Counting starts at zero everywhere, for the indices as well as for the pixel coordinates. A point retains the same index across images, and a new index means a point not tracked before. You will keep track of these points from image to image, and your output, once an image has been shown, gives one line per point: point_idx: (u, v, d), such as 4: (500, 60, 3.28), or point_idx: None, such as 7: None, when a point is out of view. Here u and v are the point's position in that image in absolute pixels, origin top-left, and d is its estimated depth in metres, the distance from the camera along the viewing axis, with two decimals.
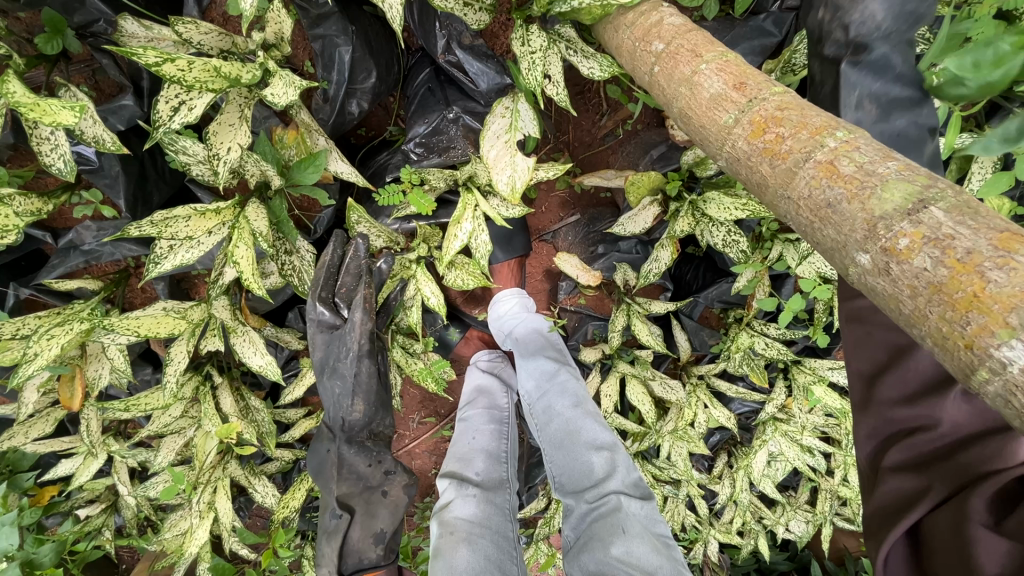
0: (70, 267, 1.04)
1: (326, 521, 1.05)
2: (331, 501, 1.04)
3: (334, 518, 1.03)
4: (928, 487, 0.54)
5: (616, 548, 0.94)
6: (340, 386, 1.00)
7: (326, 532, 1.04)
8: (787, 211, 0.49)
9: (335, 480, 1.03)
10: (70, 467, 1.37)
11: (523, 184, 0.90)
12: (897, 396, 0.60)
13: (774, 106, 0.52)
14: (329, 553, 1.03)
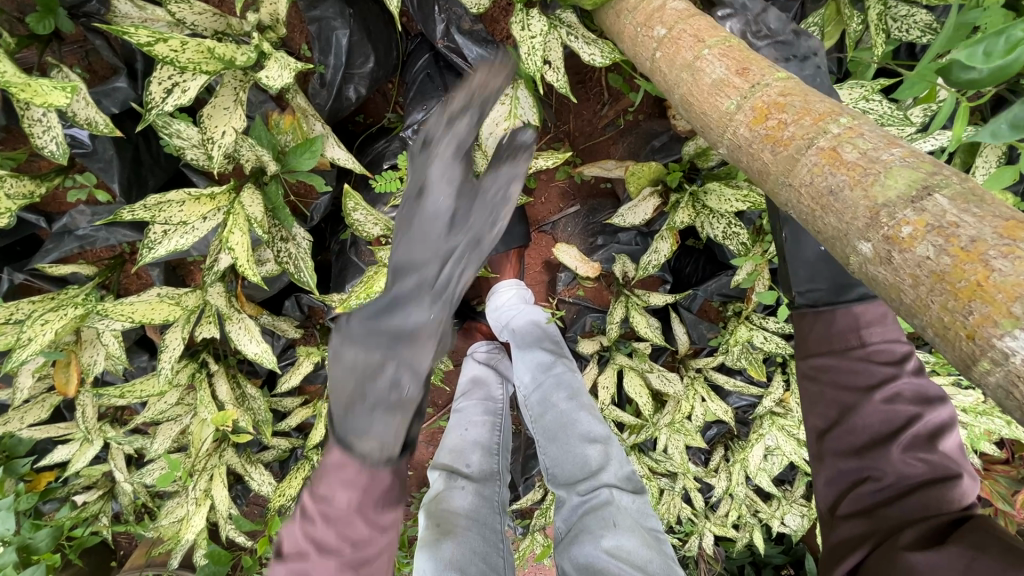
0: (64, 252, 1.03)
1: (362, 395, 0.62)
2: (392, 382, 0.63)
3: (389, 390, 0.63)
4: (874, 530, 0.61)
5: (607, 541, 0.94)
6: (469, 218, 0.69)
7: (372, 415, 0.62)
8: (788, 199, 0.48)
9: (420, 351, 0.65)
10: (67, 453, 1.38)
11: None
12: (846, 448, 0.69)
13: (778, 92, 0.50)
14: (366, 451, 0.63)
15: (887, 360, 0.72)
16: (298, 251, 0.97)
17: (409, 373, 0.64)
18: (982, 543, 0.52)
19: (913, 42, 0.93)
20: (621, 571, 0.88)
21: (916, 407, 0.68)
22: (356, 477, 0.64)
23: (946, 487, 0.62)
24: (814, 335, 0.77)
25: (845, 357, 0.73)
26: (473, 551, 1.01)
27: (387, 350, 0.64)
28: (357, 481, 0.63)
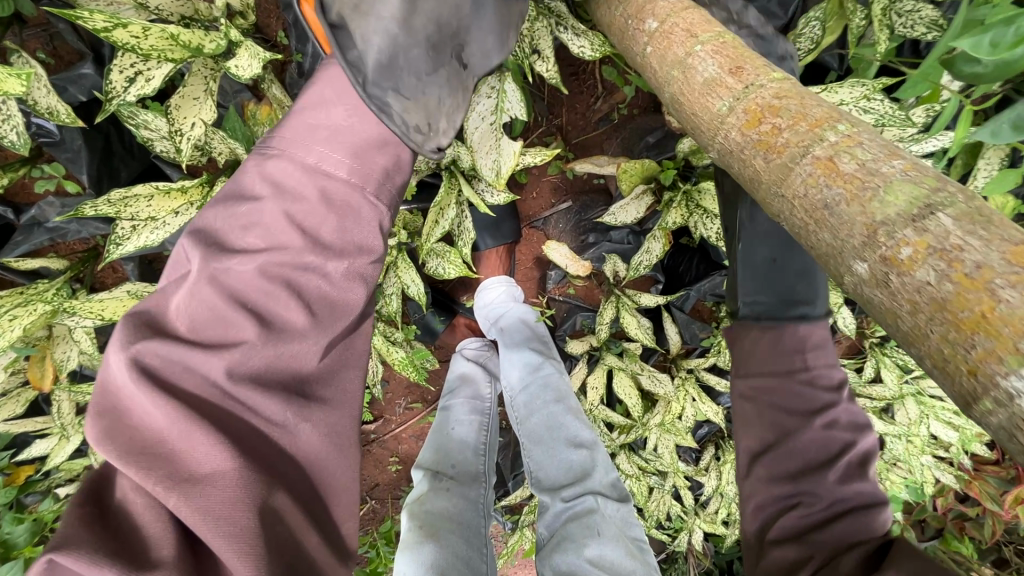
0: (34, 244, 0.99)
1: (426, 27, 0.60)
2: (461, 38, 0.64)
3: (450, 51, 0.64)
4: (810, 555, 0.66)
5: (590, 550, 0.92)
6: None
7: (430, 77, 0.62)
8: (780, 211, 0.45)
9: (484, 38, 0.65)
10: (45, 448, 1.35)
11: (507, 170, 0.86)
12: (781, 469, 0.74)
13: (772, 94, 0.47)
14: (406, 117, 0.61)
15: (827, 386, 0.77)
16: None
17: (471, 46, 0.66)
18: (917, 568, 0.55)
19: (919, 38, 0.89)
20: None
21: (850, 435, 0.74)
22: (377, 164, 0.63)
23: (868, 512, 0.68)
24: (758, 358, 0.79)
25: (788, 380, 0.76)
26: (455, 555, 0.99)
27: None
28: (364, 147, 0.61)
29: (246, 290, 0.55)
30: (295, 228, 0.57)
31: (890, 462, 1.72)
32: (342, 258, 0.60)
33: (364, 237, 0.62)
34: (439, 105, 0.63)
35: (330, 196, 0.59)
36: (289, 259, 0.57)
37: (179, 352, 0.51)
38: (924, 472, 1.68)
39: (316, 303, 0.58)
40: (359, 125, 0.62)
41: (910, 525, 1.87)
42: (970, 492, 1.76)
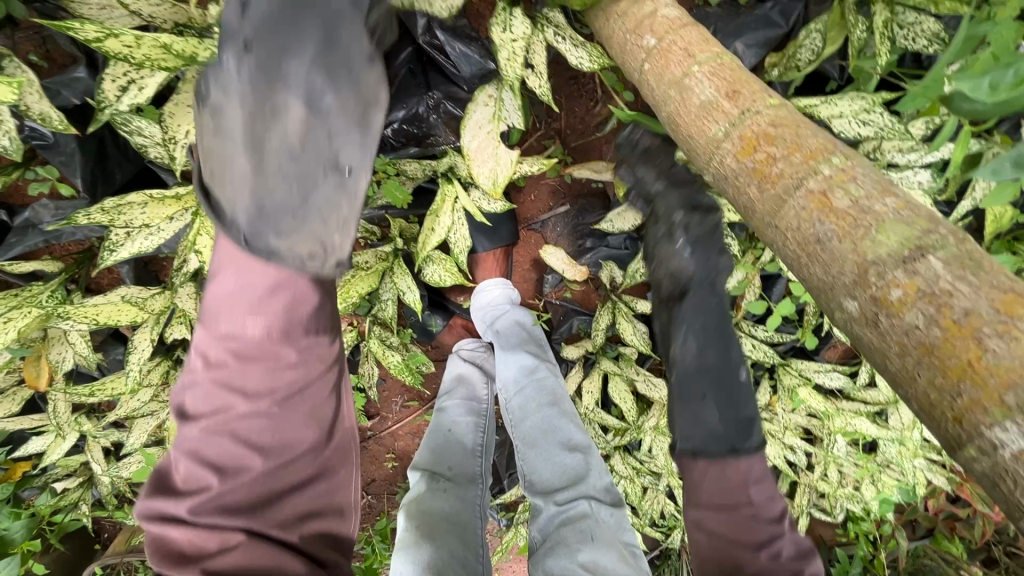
0: (28, 247, 0.99)
1: (278, 166, 0.57)
2: (329, 148, 0.59)
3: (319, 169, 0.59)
4: None
5: (583, 555, 0.93)
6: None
7: (307, 207, 0.58)
8: (773, 240, 0.44)
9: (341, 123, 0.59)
10: (41, 445, 1.36)
11: (505, 179, 0.86)
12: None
13: (768, 121, 0.47)
14: (297, 250, 0.59)
15: (771, 516, 0.79)
16: None
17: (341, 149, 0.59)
18: None
19: (920, 52, 0.88)
20: None
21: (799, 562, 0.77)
22: (279, 310, 0.59)
23: None
24: (708, 488, 0.78)
25: (735, 514, 0.77)
26: (452, 556, 1.00)
27: (298, 116, 0.57)
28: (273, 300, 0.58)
29: (201, 446, 0.58)
30: (231, 390, 0.58)
31: (882, 465, 1.73)
32: (279, 396, 0.60)
33: (298, 377, 0.60)
34: (332, 225, 0.60)
35: (240, 356, 0.58)
36: (232, 408, 0.58)
37: (170, 505, 0.56)
38: (915, 475, 1.70)
39: (278, 426, 0.60)
40: (250, 283, 0.58)
41: (900, 526, 1.89)
42: (960, 494, 1.78)
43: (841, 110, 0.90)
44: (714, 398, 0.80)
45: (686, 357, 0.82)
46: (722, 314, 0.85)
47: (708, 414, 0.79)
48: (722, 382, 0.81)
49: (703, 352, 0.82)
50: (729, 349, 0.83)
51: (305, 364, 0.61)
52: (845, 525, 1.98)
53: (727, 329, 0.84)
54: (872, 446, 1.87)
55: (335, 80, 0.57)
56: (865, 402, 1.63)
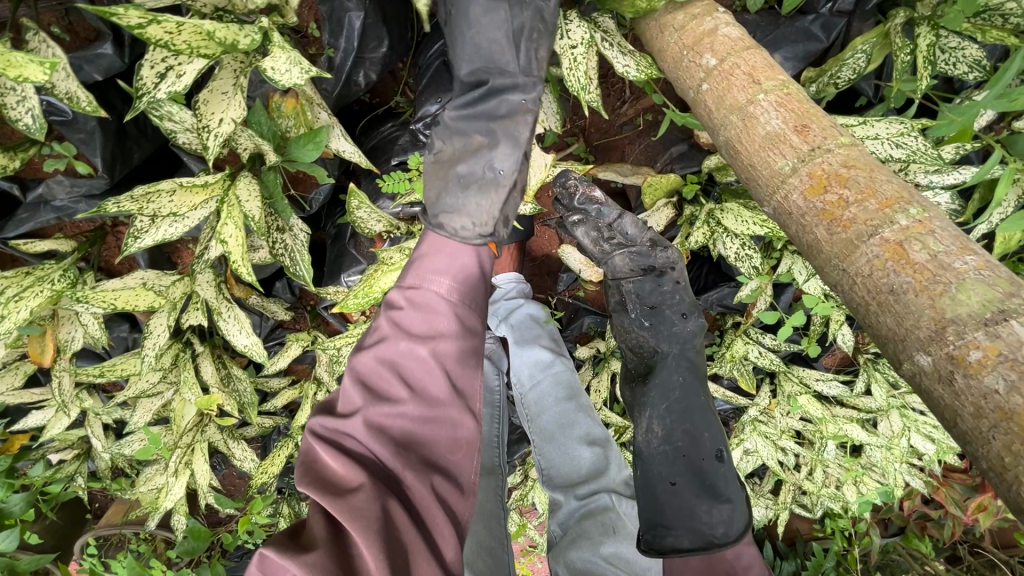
0: (40, 223, 0.96)
1: (459, 165, 0.76)
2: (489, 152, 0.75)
3: (485, 174, 0.76)
4: None
5: (607, 547, 0.98)
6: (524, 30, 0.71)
7: (469, 196, 0.75)
8: (838, 282, 0.45)
9: (507, 125, 0.75)
10: (41, 420, 1.34)
11: (538, 181, 0.87)
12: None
13: (840, 162, 0.47)
14: (464, 229, 0.76)
15: None
16: (295, 244, 0.93)
17: (506, 162, 0.76)
18: None
19: (959, 77, 0.89)
20: None
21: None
22: (451, 272, 0.74)
23: None
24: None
25: None
26: (482, 547, 1.04)
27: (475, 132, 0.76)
28: (447, 268, 0.73)
29: (368, 372, 0.67)
30: (401, 331, 0.70)
31: (866, 469, 1.78)
32: (437, 348, 0.70)
33: (455, 345, 0.71)
34: (487, 221, 0.76)
35: (415, 302, 0.72)
36: (401, 345, 0.69)
37: (328, 424, 0.63)
38: (896, 478, 1.77)
39: (431, 374, 0.68)
40: (438, 254, 0.74)
41: (876, 525, 1.97)
42: (934, 497, 1.86)
43: (876, 130, 0.91)
44: (683, 486, 0.88)
45: (652, 448, 0.94)
46: (690, 396, 0.94)
47: (689, 502, 0.86)
48: (691, 468, 0.88)
49: (670, 440, 0.91)
50: (701, 434, 0.91)
51: (460, 335, 0.73)
52: (824, 521, 2.06)
53: (697, 414, 0.92)
54: (856, 449, 1.93)
55: (515, 121, 0.75)
56: (857, 409, 1.66)
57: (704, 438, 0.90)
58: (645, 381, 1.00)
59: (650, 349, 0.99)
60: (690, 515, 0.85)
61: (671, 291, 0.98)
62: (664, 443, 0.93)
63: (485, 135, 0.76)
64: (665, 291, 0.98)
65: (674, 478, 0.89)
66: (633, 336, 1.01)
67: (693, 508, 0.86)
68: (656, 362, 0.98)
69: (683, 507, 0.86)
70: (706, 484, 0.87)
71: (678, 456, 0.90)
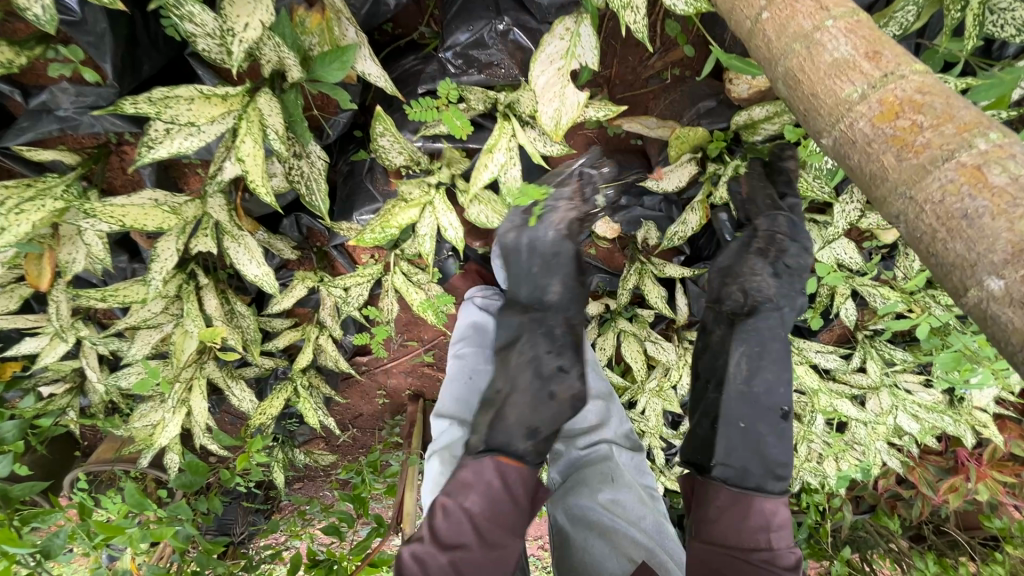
0: (41, 134, 0.91)
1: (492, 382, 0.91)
2: (507, 369, 0.91)
3: (500, 391, 0.89)
4: None
5: (604, 494, 1.03)
6: (538, 274, 0.93)
7: (490, 408, 0.89)
8: (902, 213, 0.43)
9: (522, 345, 0.91)
10: (35, 347, 1.31)
11: (569, 121, 0.82)
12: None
13: (913, 88, 0.46)
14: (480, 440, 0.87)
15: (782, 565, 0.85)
16: (312, 173, 0.90)
17: (515, 376, 0.89)
18: None
19: (1005, 40, 0.87)
20: (614, 523, 0.97)
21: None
22: (492, 492, 0.82)
23: None
24: (722, 520, 0.89)
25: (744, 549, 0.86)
26: None
27: (503, 355, 0.93)
28: (483, 494, 0.82)
29: (405, 562, 0.78)
30: (436, 532, 0.80)
31: (850, 445, 1.81)
32: (457, 558, 0.78)
33: (477, 554, 0.79)
34: (501, 435, 0.85)
35: (449, 512, 0.81)
36: (430, 550, 0.79)
37: None
38: (877, 455, 1.81)
39: None
40: (473, 478, 0.83)
41: (848, 501, 2.02)
42: (909, 476, 1.91)
43: None
44: (753, 429, 0.91)
45: (732, 386, 0.94)
46: (774, 347, 0.95)
47: (756, 449, 0.91)
48: (765, 412, 0.92)
49: (752, 381, 0.93)
50: (776, 388, 0.93)
51: (486, 547, 0.81)
52: (800, 494, 2.11)
53: (775, 364, 0.94)
54: (840, 426, 1.96)
55: (523, 343, 0.91)
56: (849, 385, 1.69)
57: (780, 396, 0.93)
58: (743, 318, 0.98)
59: (764, 293, 0.98)
60: (750, 462, 0.91)
61: (795, 266, 1.02)
62: (745, 384, 0.93)
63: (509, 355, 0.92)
64: (801, 254, 1.01)
65: (747, 418, 0.92)
66: (753, 277, 1.00)
67: (757, 456, 0.91)
68: (761, 303, 0.98)
69: (748, 447, 0.91)
70: (773, 433, 0.92)
71: (755, 401, 0.92)
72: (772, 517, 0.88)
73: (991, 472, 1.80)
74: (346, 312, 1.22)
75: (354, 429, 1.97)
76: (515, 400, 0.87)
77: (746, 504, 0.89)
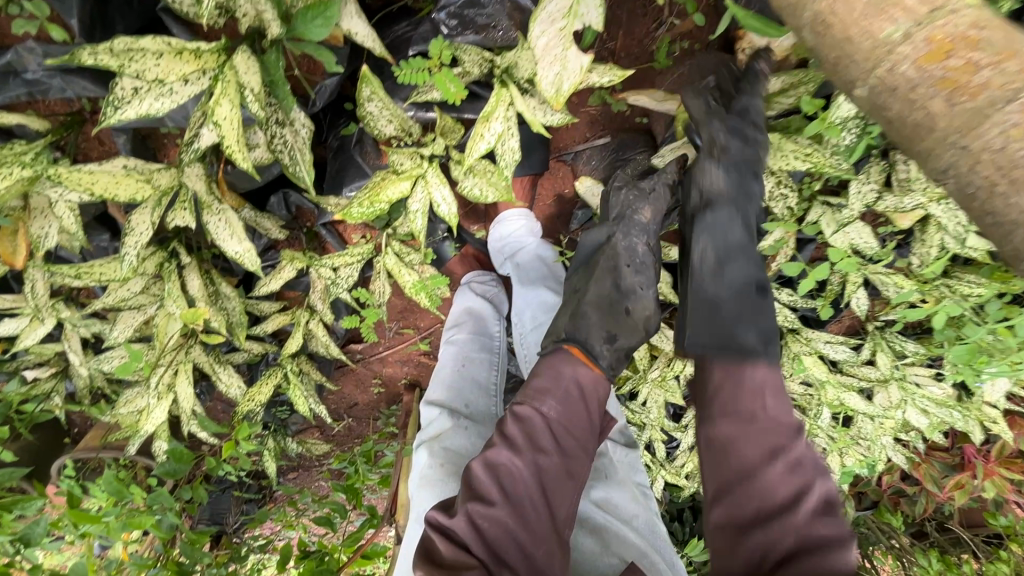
0: (9, 97, 0.86)
1: (571, 283, 1.13)
2: (588, 279, 1.07)
3: (574, 295, 1.08)
4: None
5: (596, 492, 0.98)
6: (633, 200, 1.06)
7: (572, 295, 1.10)
8: (953, 164, 0.40)
9: (613, 261, 1.06)
10: (14, 329, 1.26)
11: (571, 87, 0.77)
12: (740, 519, 0.73)
13: (968, 23, 0.40)
14: (564, 330, 1.03)
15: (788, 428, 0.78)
16: (295, 141, 0.84)
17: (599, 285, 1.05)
18: None
19: None
20: (607, 521, 0.93)
21: (811, 476, 0.74)
22: (564, 399, 0.92)
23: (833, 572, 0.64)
24: (722, 396, 0.82)
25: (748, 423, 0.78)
26: None
27: (598, 271, 1.07)
28: (561, 400, 0.92)
29: (477, 474, 0.84)
30: (507, 444, 0.87)
31: (856, 440, 1.76)
32: (535, 465, 0.86)
33: (555, 460, 0.88)
34: (583, 330, 1.02)
35: (523, 420, 0.90)
36: (504, 458, 0.86)
37: (440, 514, 0.83)
38: (884, 451, 1.76)
39: (528, 488, 0.84)
40: (550, 382, 0.94)
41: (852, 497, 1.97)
42: (914, 472, 1.86)
43: None
44: (724, 305, 0.88)
45: (705, 269, 0.92)
46: (737, 228, 0.91)
47: (740, 322, 0.86)
48: (734, 296, 0.88)
49: (718, 274, 0.90)
50: (741, 261, 0.90)
51: (562, 453, 0.89)
52: None
53: (741, 241, 0.91)
54: (846, 421, 1.91)
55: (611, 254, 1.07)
56: (857, 378, 1.64)
57: (746, 271, 0.90)
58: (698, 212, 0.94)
59: (715, 188, 0.92)
60: (736, 338, 0.85)
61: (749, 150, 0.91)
62: (713, 268, 0.91)
63: (583, 263, 1.12)
64: (752, 153, 0.90)
65: (716, 291, 0.90)
66: (704, 178, 0.93)
67: (740, 333, 0.85)
68: (714, 199, 0.92)
69: (723, 324, 0.87)
70: (748, 305, 0.87)
71: (724, 281, 0.90)
72: (772, 384, 0.81)
73: (998, 470, 1.74)
74: (335, 294, 1.16)
75: (348, 419, 1.93)
76: (595, 299, 1.05)
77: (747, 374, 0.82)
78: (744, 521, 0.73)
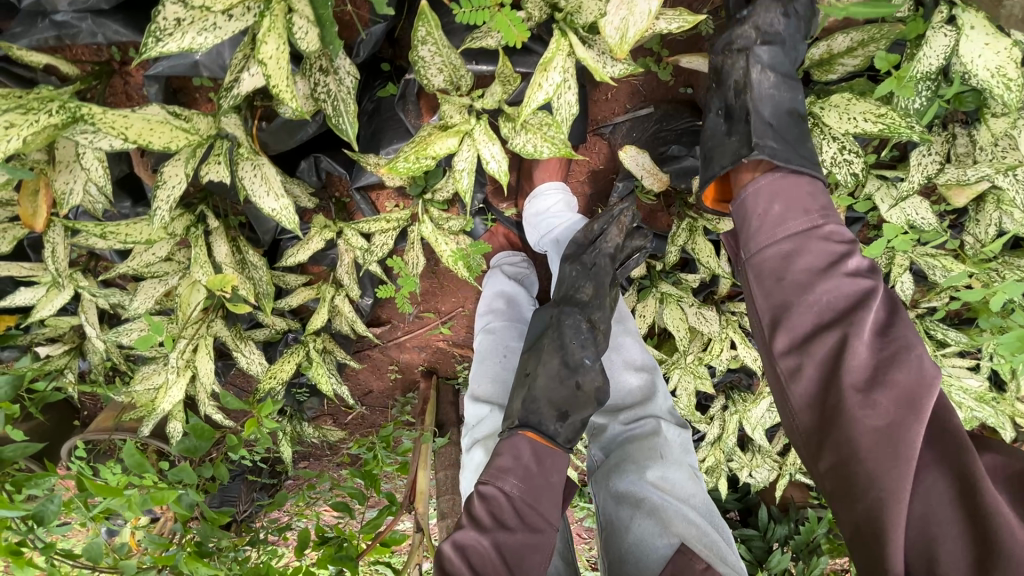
0: (37, 40, 0.81)
1: (522, 357, 1.15)
2: (532, 363, 1.08)
3: (522, 375, 1.09)
4: (901, 439, 0.56)
5: (652, 471, 0.92)
6: (577, 277, 1.14)
7: (522, 374, 1.10)
8: None
9: (559, 341, 1.09)
10: (31, 298, 1.20)
11: (641, 31, 0.71)
12: (805, 333, 0.66)
13: None
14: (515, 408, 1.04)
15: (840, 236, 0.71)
16: (339, 90, 0.79)
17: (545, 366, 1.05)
18: None
19: None
20: (665, 502, 0.88)
21: (870, 280, 0.66)
22: (523, 472, 0.93)
23: (914, 365, 0.59)
24: (768, 216, 0.74)
25: (803, 235, 0.71)
26: None
27: (542, 352, 1.08)
28: (519, 472, 0.93)
29: (447, 556, 0.85)
30: (475, 521, 0.89)
31: None
32: (499, 541, 0.86)
33: (518, 536, 0.87)
34: (534, 415, 1.00)
35: (486, 495, 0.91)
36: (472, 535, 0.87)
37: None
38: None
39: (494, 565, 0.84)
40: (508, 456, 0.95)
41: None
42: None
43: None
44: (781, 128, 0.81)
45: (762, 89, 0.81)
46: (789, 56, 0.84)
47: (800, 141, 0.80)
48: (789, 117, 0.82)
49: (778, 89, 0.82)
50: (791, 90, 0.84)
51: (525, 528, 0.89)
52: None
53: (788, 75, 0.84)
54: None
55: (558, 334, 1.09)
56: None
57: (795, 90, 0.83)
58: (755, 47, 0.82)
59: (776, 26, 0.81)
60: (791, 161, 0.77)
61: (807, 10, 0.82)
62: (766, 91, 0.82)
63: (528, 349, 1.13)
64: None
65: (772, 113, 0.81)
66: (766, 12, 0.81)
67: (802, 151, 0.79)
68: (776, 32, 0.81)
69: (785, 138, 0.79)
70: (800, 133, 0.82)
71: (780, 106, 0.82)
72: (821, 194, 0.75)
73: None
74: (368, 264, 1.12)
75: (364, 406, 1.88)
76: (544, 384, 1.03)
77: (794, 189, 0.75)
78: (805, 333, 0.66)
